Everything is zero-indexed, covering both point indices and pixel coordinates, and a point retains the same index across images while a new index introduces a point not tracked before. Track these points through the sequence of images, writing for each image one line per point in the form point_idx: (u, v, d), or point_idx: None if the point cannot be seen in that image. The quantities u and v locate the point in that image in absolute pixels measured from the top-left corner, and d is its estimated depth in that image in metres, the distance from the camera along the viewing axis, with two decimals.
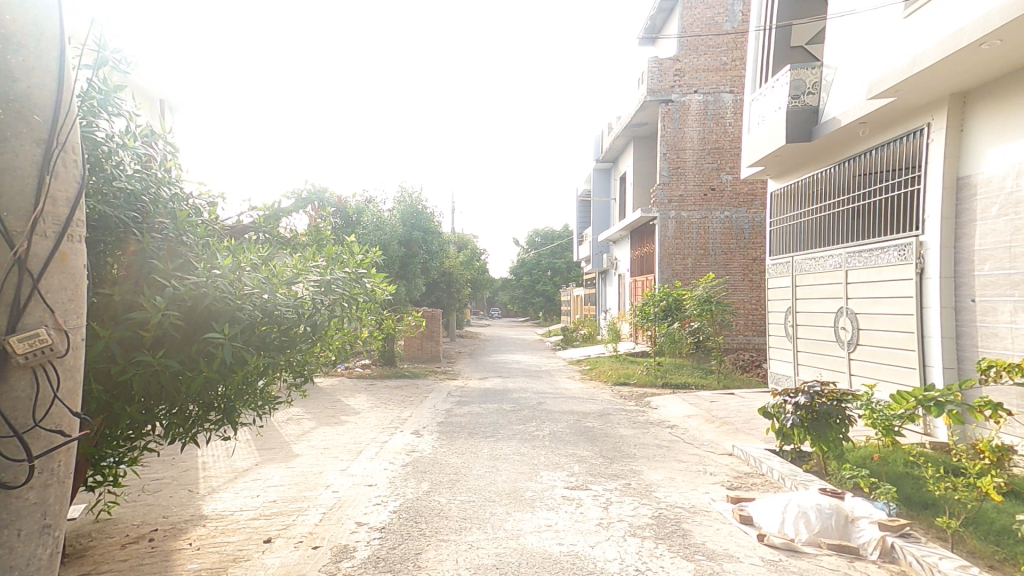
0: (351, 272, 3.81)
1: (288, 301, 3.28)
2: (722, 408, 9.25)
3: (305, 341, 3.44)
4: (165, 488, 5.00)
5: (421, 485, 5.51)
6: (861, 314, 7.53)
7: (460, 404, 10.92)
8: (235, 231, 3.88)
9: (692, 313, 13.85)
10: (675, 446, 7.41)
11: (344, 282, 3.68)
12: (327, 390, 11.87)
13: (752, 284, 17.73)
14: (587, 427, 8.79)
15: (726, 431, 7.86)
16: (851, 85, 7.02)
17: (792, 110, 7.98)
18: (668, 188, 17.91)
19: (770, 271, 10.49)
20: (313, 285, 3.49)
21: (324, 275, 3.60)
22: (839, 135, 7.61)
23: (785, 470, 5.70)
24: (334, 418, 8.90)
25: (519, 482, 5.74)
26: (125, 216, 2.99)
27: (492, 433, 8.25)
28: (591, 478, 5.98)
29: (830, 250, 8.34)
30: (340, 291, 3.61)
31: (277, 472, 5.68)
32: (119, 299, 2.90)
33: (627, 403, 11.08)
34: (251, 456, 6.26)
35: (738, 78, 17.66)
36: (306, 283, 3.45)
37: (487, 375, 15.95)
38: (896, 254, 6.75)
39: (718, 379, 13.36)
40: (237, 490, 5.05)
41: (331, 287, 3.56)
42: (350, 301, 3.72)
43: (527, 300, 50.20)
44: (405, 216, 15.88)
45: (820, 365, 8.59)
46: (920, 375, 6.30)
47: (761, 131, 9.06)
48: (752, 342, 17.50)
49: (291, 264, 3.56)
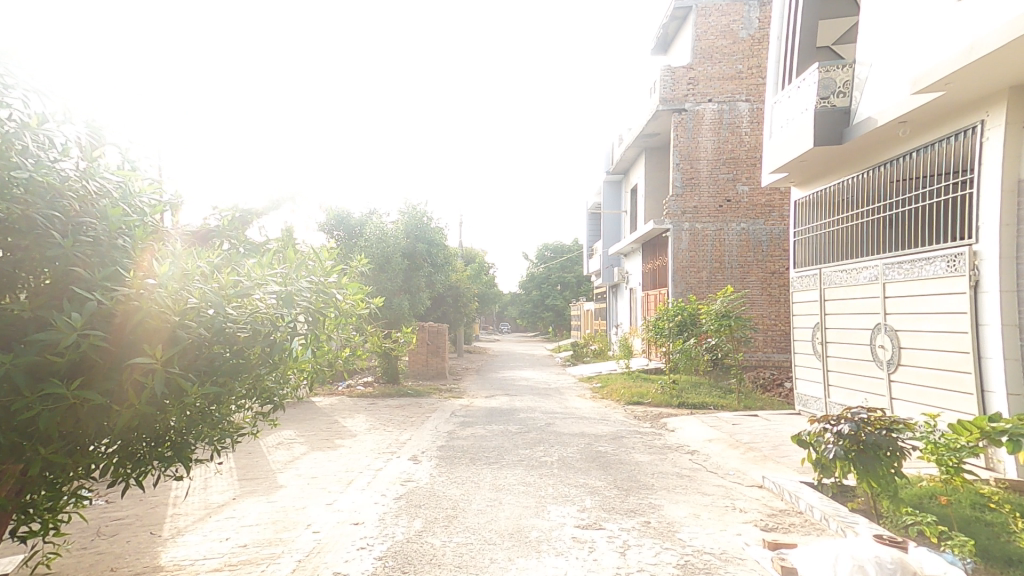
0: (318, 281, 3.27)
1: (242, 315, 2.76)
2: (746, 432, 8.55)
3: (266, 363, 2.93)
4: (123, 531, 4.44)
5: (413, 523, 4.90)
6: (902, 332, 6.87)
7: (464, 425, 10.30)
8: (194, 235, 3.37)
9: (710, 329, 13.14)
10: (698, 476, 6.72)
11: (310, 293, 3.15)
12: (325, 410, 11.34)
13: (772, 299, 16.97)
14: (598, 451, 8.14)
15: (753, 459, 7.18)
16: (891, 80, 6.44)
17: (820, 111, 7.40)
18: (681, 199, 17.35)
19: (794, 283, 9.84)
20: (273, 296, 2.96)
21: (285, 284, 3.07)
22: (875, 137, 7.00)
23: (829, 509, 5.03)
24: (328, 442, 8.32)
25: (524, 519, 5.11)
26: (42, 214, 2.44)
27: (496, 459, 7.62)
28: (605, 514, 5.32)
29: (865, 262, 7.71)
30: (306, 304, 3.08)
31: (255, 508, 5.10)
32: (32, 315, 2.36)
33: (641, 425, 10.41)
34: (230, 488, 5.69)
35: (754, 87, 17.11)
36: (265, 295, 2.91)
37: (493, 393, 15.34)
38: (945, 265, 6.11)
39: (738, 399, 12.60)
40: (206, 532, 4.46)
41: (296, 300, 3.02)
42: (317, 315, 3.19)
43: (537, 315, 49.55)
44: (410, 229, 15.45)
45: (853, 386, 7.92)
46: (979, 402, 5.63)
47: (785, 134, 8.48)
48: (772, 359, 16.72)
49: (249, 272, 3.01)
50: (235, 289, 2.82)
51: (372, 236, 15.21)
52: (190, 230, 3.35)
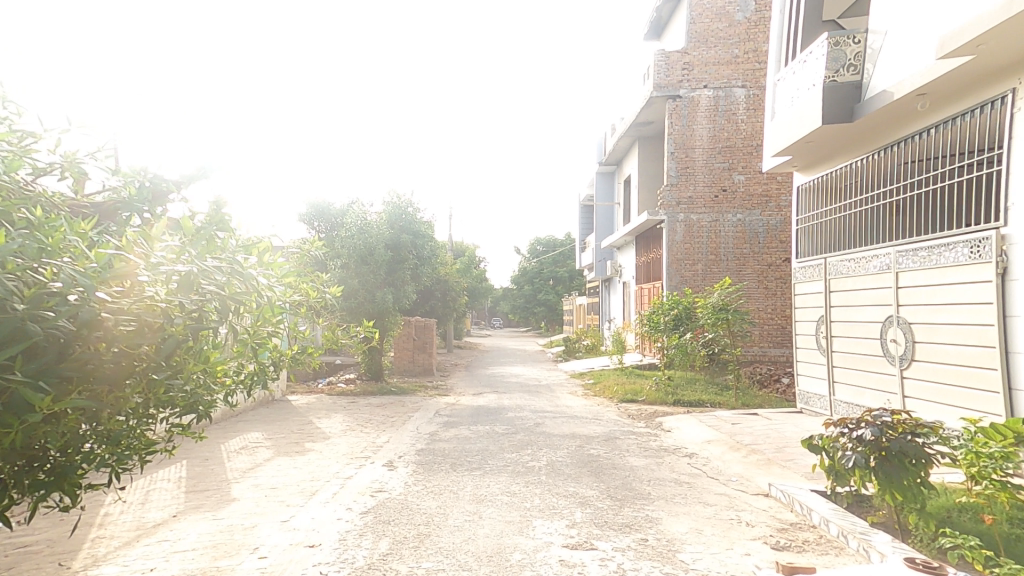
0: (228, 261, 2.32)
1: (119, 305, 1.97)
2: (747, 433, 8.01)
3: (162, 365, 2.23)
4: (30, 563, 3.80)
5: (378, 545, 4.29)
6: (916, 325, 6.35)
7: (447, 425, 9.70)
8: (100, 210, 2.81)
9: (706, 323, 12.59)
10: (698, 483, 6.16)
11: (222, 273, 2.25)
12: (301, 410, 10.70)
13: (769, 292, 16.47)
14: (589, 454, 7.57)
15: (756, 464, 6.63)
16: (912, 49, 5.86)
17: (828, 86, 6.83)
18: (676, 189, 16.81)
19: (796, 275, 9.30)
20: (168, 280, 2.09)
21: (184, 263, 2.15)
22: (889, 113, 6.43)
23: (845, 523, 4.47)
24: (297, 446, 7.69)
25: (505, 538, 4.52)
26: None
27: (478, 464, 7.02)
28: (596, 530, 4.74)
29: (874, 250, 7.17)
30: (213, 291, 2.21)
31: (195, 529, 4.46)
32: None
33: (635, 424, 9.85)
34: (173, 503, 5.04)
35: (751, 72, 16.54)
36: (155, 276, 2.08)
37: (481, 391, 14.74)
38: (966, 252, 5.58)
39: (736, 396, 12.10)
40: (128, 561, 3.83)
41: (200, 285, 2.15)
42: (234, 302, 2.32)
43: (529, 310, 49.04)
44: (393, 219, 14.78)
45: (861, 383, 7.40)
46: (1005, 402, 5.12)
47: (790, 113, 7.90)
48: (768, 354, 16.28)
49: (132, 240, 2.12)
50: (108, 268, 1.98)
51: (353, 227, 14.41)
52: (96, 204, 2.80)
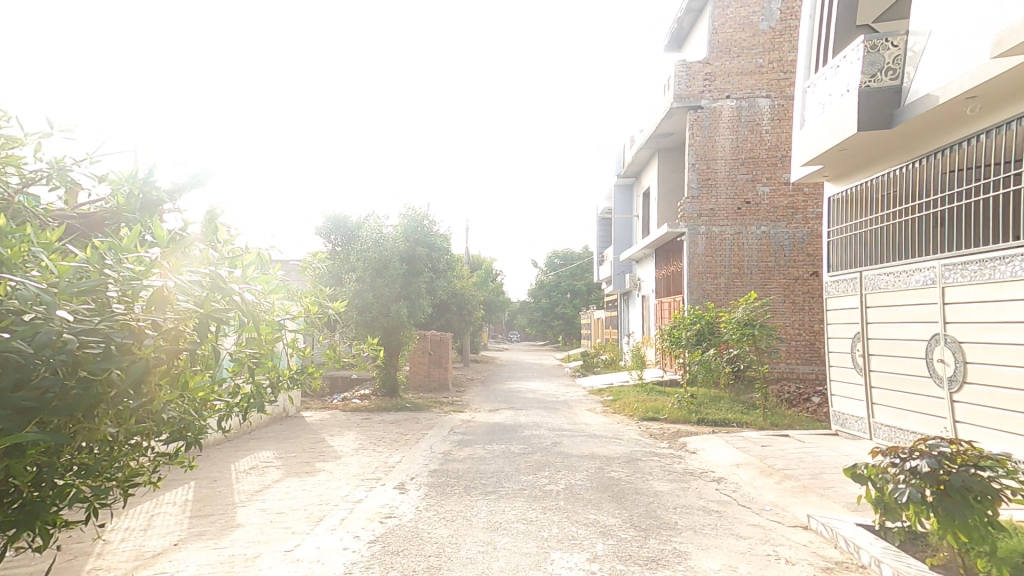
0: (199, 276, 1.95)
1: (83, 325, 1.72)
2: (780, 457, 7.54)
3: (135, 391, 1.93)
4: None
5: None
6: (968, 344, 5.90)
7: (462, 444, 9.38)
8: (85, 221, 2.60)
9: (731, 338, 12.11)
10: (729, 512, 5.74)
11: (200, 285, 1.92)
12: (314, 427, 10.49)
13: (796, 307, 15.91)
14: (610, 478, 7.18)
15: (792, 492, 6.19)
16: (959, 50, 5.49)
17: (863, 91, 6.47)
18: (697, 201, 16.42)
19: (828, 289, 8.86)
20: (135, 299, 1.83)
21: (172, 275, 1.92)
22: (933, 117, 6.03)
23: (900, 565, 4.04)
24: (308, 465, 7.44)
25: (522, 573, 4.18)
26: None
27: (494, 488, 6.69)
28: (621, 566, 4.37)
29: (917, 264, 6.74)
30: (189, 309, 1.89)
31: (196, 559, 4.21)
32: None
33: (658, 445, 9.42)
34: (175, 530, 4.81)
35: (775, 82, 16.16)
36: (128, 290, 1.81)
37: (497, 407, 14.40)
38: None
39: (763, 415, 11.57)
40: None
41: (179, 295, 1.87)
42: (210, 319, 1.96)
43: (546, 324, 48.62)
44: (410, 232, 14.63)
45: (903, 406, 6.93)
46: None
47: (822, 120, 7.53)
48: (796, 372, 15.69)
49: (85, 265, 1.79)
50: (76, 282, 1.73)
51: (369, 240, 14.31)
52: (84, 214, 2.61)
